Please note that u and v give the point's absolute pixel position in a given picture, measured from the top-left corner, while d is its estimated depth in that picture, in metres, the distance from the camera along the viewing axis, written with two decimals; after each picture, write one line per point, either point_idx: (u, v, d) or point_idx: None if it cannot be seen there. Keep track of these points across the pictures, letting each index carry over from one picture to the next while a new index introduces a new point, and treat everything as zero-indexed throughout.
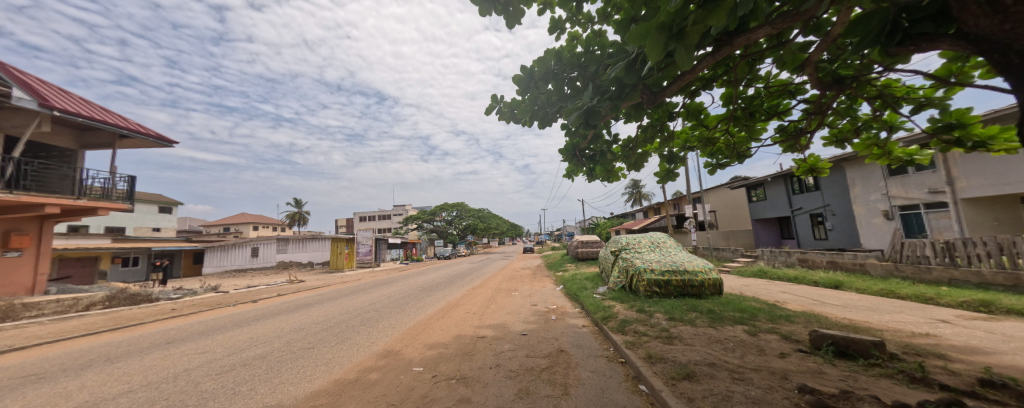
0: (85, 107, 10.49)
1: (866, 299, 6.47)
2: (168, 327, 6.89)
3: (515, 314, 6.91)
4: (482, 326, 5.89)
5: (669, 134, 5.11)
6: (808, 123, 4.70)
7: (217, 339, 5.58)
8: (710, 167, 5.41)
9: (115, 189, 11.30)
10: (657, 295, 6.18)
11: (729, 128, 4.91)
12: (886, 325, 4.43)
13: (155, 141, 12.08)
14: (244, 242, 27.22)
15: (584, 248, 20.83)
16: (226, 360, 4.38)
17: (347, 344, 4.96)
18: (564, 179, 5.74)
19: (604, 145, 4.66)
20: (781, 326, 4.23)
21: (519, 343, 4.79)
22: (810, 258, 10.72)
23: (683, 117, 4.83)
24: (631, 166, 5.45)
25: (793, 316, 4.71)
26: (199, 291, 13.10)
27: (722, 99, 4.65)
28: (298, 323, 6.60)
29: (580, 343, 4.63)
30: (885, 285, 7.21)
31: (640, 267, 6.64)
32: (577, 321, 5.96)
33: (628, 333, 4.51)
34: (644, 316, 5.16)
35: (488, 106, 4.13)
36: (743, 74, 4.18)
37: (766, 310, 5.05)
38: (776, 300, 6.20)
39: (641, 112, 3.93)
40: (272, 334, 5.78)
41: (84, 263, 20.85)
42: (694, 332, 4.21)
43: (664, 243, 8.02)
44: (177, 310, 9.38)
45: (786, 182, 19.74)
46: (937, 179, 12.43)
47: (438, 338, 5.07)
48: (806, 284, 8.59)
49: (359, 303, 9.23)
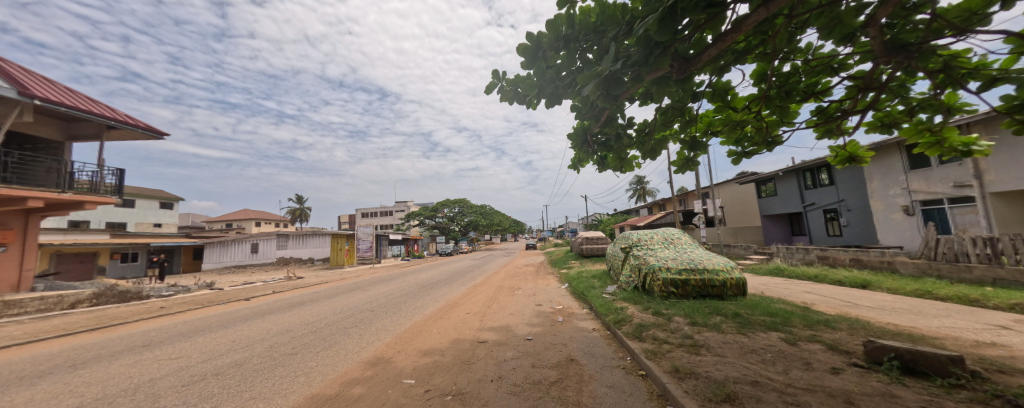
0: (71, 97, 10.11)
1: (902, 300, 5.93)
2: (150, 328, 6.49)
3: (518, 316, 6.43)
4: (483, 328, 5.42)
5: (690, 119, 4.54)
6: (852, 104, 4.06)
7: (196, 343, 5.16)
8: (734, 156, 4.85)
9: (103, 183, 10.90)
10: (674, 296, 5.67)
11: (760, 111, 4.30)
12: (941, 333, 3.89)
13: (145, 132, 11.60)
14: (244, 238, 27.03)
15: (588, 244, 20.27)
16: (200, 368, 3.95)
17: (336, 349, 4.54)
18: (572, 170, 5.25)
19: (617, 130, 4.11)
20: (823, 333, 3.73)
21: (523, 350, 4.30)
22: (830, 256, 10.15)
23: (706, 98, 4.27)
24: (646, 154, 4.89)
25: (833, 321, 4.17)
26: (192, 289, 12.74)
27: (753, 78, 4.05)
28: (288, 324, 6.18)
29: (592, 350, 4.14)
30: (920, 285, 6.66)
31: (654, 265, 6.14)
32: (586, 325, 5.47)
33: (646, 340, 4.01)
34: (662, 319, 4.65)
35: (488, 83, 3.65)
36: (781, 46, 3.58)
37: (798, 313, 4.52)
38: (803, 302, 5.67)
39: (665, 88, 3.39)
40: (256, 336, 5.34)
41: (82, 259, 20.68)
42: (723, 340, 3.70)
43: (678, 239, 7.52)
44: (165, 308, 8.97)
45: (798, 176, 19.04)
46: (963, 172, 11.81)
47: (435, 344, 4.60)
48: (829, 283, 8.04)
49: (355, 301, 8.79)
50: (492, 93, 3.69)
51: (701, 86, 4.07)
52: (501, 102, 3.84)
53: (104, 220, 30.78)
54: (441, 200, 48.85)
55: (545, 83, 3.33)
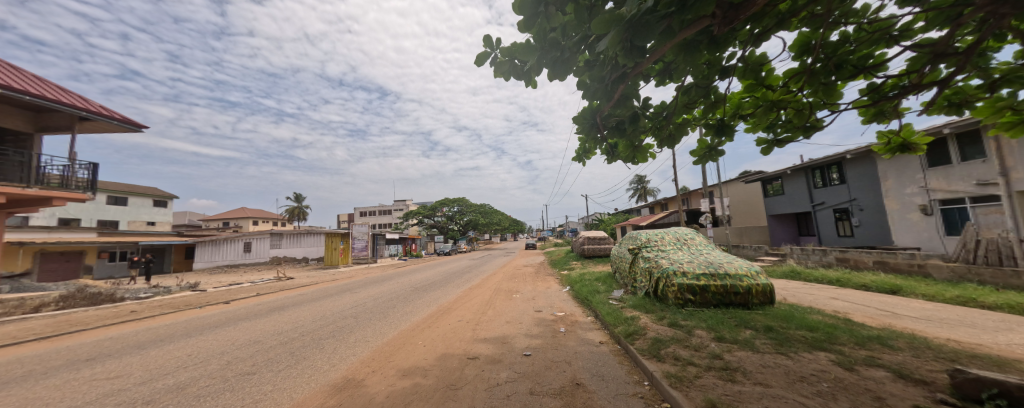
0: (40, 87, 9.49)
1: (945, 309, 5.31)
2: (106, 337, 5.82)
3: (516, 324, 5.79)
4: (475, 341, 4.77)
5: (716, 100, 3.87)
6: (911, 80, 3.48)
7: (146, 357, 4.51)
8: (765, 145, 4.20)
9: (75, 178, 10.20)
10: (691, 304, 5.03)
11: (799, 90, 3.66)
12: (1022, 353, 3.24)
13: (120, 125, 10.94)
14: (236, 237, 26.41)
15: (590, 245, 19.58)
16: (132, 394, 3.30)
17: (303, 367, 3.90)
18: (576, 161, 4.63)
19: (633, 110, 3.51)
20: (881, 355, 3.08)
21: (520, 370, 3.66)
22: (852, 258, 9.52)
23: (737, 76, 3.64)
24: (663, 141, 4.30)
25: (887, 338, 3.51)
26: (173, 290, 12.06)
27: (794, 50, 3.45)
28: (259, 333, 5.54)
29: (601, 371, 3.50)
30: (961, 292, 6.02)
31: (668, 269, 5.49)
32: (592, 336, 4.85)
33: (667, 360, 3.36)
34: (681, 333, 4.01)
35: (479, 53, 3.01)
36: (836, 7, 2.93)
37: (842, 327, 3.87)
38: (836, 311, 5.05)
39: (693, 54, 2.88)
40: (218, 349, 4.71)
41: (68, 258, 20.10)
42: (761, 362, 3.06)
43: (691, 240, 6.90)
44: (136, 312, 8.32)
45: (806, 175, 18.33)
46: (986, 169, 11.19)
47: (417, 361, 3.95)
48: (855, 288, 7.41)
49: (340, 306, 8.15)
50: (483, 65, 3.05)
51: (732, 59, 3.45)
52: (495, 78, 3.23)
53: (96, 218, 30.19)
54: (440, 199, 48.27)
55: (548, 47, 2.69)
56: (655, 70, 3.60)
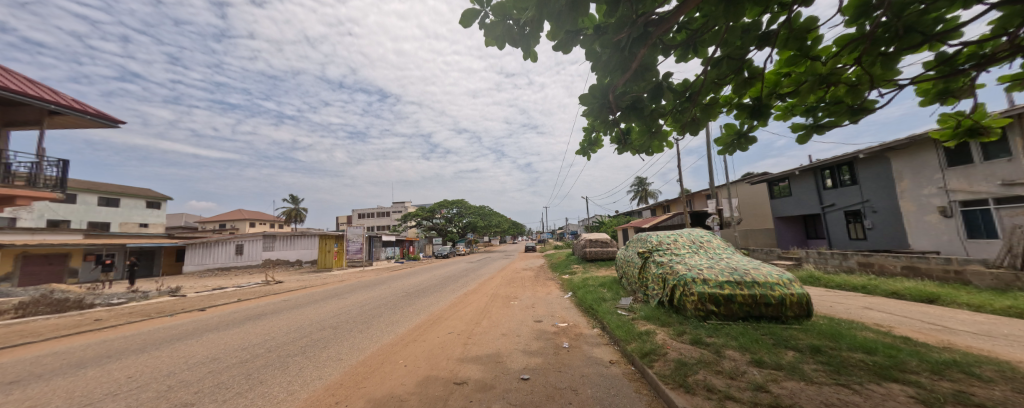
0: (6, 78, 8.87)
1: (1003, 322, 4.66)
2: (44, 353, 5.08)
3: (512, 337, 5.16)
4: (465, 359, 4.12)
5: (750, 77, 3.22)
6: (990, 49, 2.80)
7: (80, 380, 3.84)
8: (802, 131, 3.58)
9: (43, 175, 9.57)
10: (714, 317, 4.38)
11: (852, 62, 3.00)
12: None
13: (94, 120, 10.33)
14: (229, 239, 25.72)
15: (593, 248, 18.91)
16: None
17: (254, 395, 3.23)
18: (584, 153, 4.00)
19: (652, 84, 2.89)
20: (974, 390, 2.41)
21: (515, 400, 3.00)
22: (876, 263, 8.87)
23: (776, 47, 2.94)
24: (684, 127, 3.71)
25: (967, 364, 2.85)
26: (151, 295, 11.33)
27: (848, 13, 2.78)
28: (219, 348, 4.86)
29: (614, 404, 2.85)
30: (1011, 301, 5.38)
31: (685, 275, 4.84)
32: (599, 354, 4.21)
33: (699, 392, 2.69)
34: (709, 354, 3.36)
35: (465, 11, 2.37)
36: None
37: (904, 349, 3.20)
38: (879, 324, 4.43)
39: (736, 6, 2.28)
40: (165, 369, 4.04)
41: (52, 260, 19.44)
42: (821, 399, 2.40)
43: (707, 243, 6.27)
44: (100, 321, 7.61)
45: (816, 176, 17.70)
46: (1012, 169, 10.55)
47: (392, 388, 3.29)
48: (885, 295, 6.78)
49: (321, 314, 7.48)
50: (470, 26, 2.41)
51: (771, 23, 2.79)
52: (485, 47, 2.61)
53: (86, 219, 29.52)
54: (439, 200, 47.62)
55: None
56: (680, 38, 2.97)
